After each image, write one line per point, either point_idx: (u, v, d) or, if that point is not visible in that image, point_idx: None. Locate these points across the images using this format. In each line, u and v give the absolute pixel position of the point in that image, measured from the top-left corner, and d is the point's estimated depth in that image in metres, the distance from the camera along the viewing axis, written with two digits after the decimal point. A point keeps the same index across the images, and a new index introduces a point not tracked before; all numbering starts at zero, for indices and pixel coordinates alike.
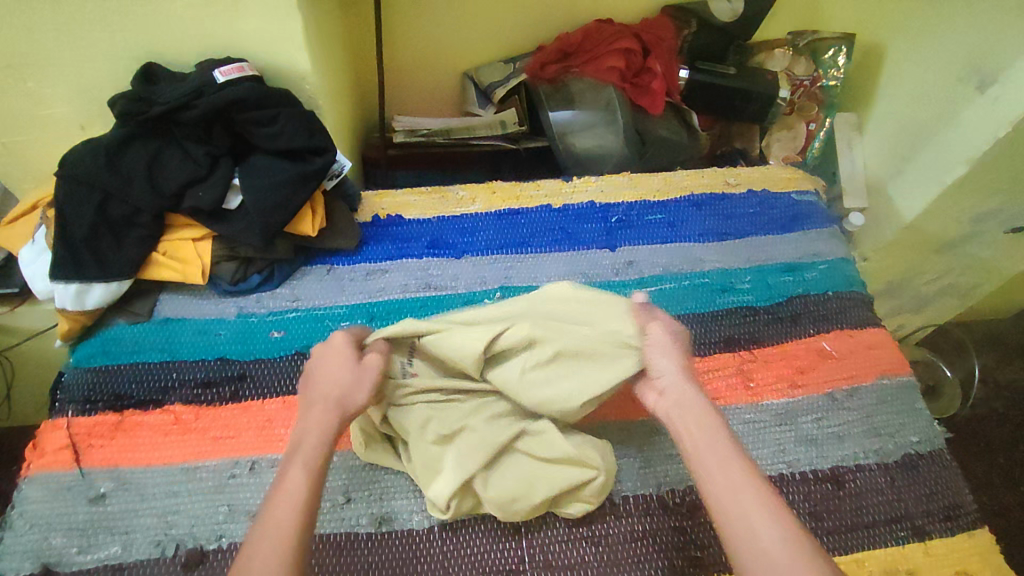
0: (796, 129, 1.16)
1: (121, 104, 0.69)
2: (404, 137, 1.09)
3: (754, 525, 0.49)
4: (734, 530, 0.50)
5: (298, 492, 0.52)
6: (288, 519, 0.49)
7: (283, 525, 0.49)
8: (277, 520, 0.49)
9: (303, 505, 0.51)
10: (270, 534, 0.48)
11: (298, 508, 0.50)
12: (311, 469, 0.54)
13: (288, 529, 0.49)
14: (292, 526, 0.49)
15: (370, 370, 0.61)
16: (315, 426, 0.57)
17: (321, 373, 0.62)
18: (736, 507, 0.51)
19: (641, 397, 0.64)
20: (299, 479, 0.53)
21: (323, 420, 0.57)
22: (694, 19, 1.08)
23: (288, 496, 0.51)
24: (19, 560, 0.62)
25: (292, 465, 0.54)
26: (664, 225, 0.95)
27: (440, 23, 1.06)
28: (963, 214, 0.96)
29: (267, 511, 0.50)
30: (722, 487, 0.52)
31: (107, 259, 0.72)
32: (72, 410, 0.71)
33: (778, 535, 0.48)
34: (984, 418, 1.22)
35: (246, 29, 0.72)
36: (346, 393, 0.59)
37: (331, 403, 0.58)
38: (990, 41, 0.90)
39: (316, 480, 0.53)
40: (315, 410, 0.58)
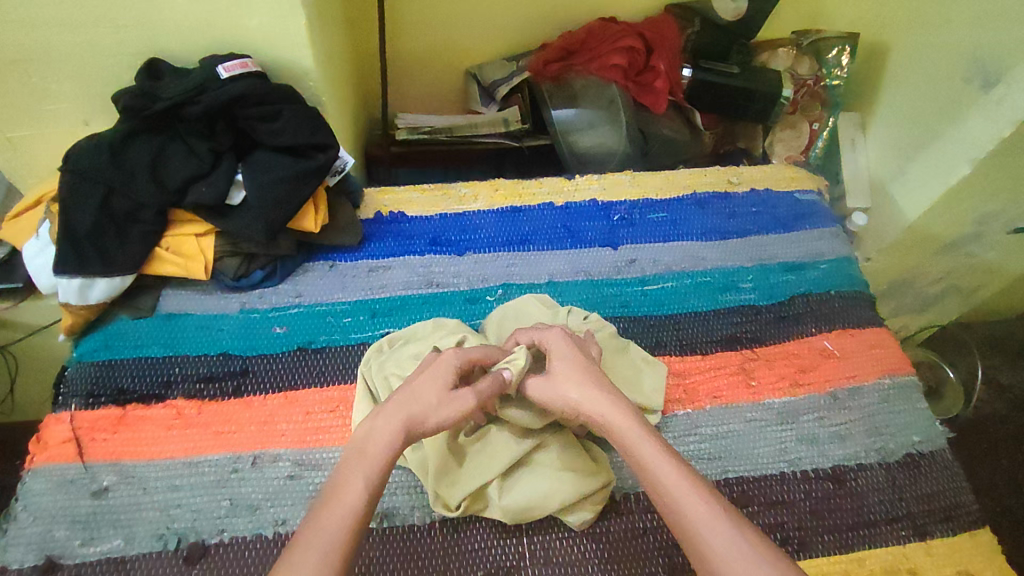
0: (798, 129, 1.16)
1: (122, 99, 0.68)
2: (405, 134, 1.09)
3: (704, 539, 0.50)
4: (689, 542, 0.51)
5: (353, 506, 0.50)
6: (338, 532, 0.48)
7: (331, 538, 0.48)
8: (329, 534, 0.48)
9: (354, 518, 0.50)
10: (315, 545, 0.47)
11: (350, 523, 0.49)
12: (370, 479, 0.52)
13: (337, 543, 0.48)
14: (338, 541, 0.48)
15: (461, 401, 0.60)
16: (382, 436, 0.55)
17: (416, 382, 0.60)
18: (683, 516, 0.52)
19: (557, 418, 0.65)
20: (357, 490, 0.51)
21: (394, 434, 0.56)
22: (697, 18, 1.08)
23: (342, 506, 0.50)
24: (22, 552, 0.62)
25: (352, 477, 0.52)
26: (666, 223, 0.95)
27: (443, 21, 1.06)
28: (966, 214, 0.96)
29: (315, 520, 0.49)
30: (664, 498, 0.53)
31: (110, 253, 0.72)
32: (74, 403, 0.71)
33: (731, 538, 0.49)
34: (986, 419, 1.22)
35: (249, 25, 0.72)
36: (423, 410, 0.58)
37: (405, 414, 0.57)
38: (995, 41, 0.89)
39: (373, 493, 0.52)
40: (390, 414, 0.57)
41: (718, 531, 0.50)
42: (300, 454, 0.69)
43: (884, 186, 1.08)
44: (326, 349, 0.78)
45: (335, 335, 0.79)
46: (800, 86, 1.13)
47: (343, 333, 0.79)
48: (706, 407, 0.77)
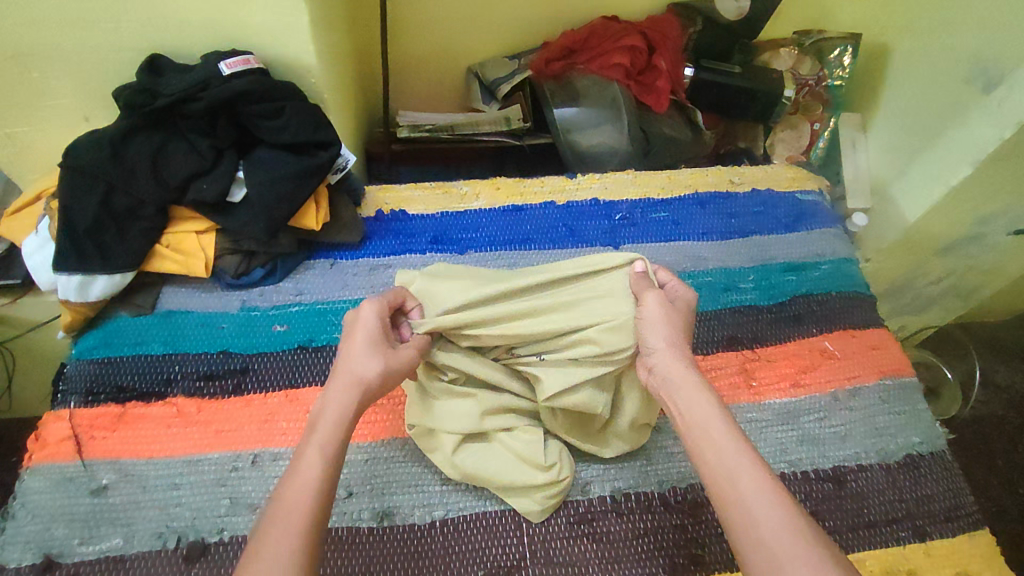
0: (801, 129, 1.17)
1: (126, 95, 0.69)
2: (407, 133, 1.08)
3: (755, 517, 0.46)
4: (731, 516, 0.47)
5: (315, 473, 0.49)
6: (302, 502, 0.47)
7: (297, 507, 0.47)
8: (294, 510, 0.47)
9: (318, 488, 0.48)
10: (282, 515, 0.46)
11: (312, 499, 0.48)
12: (328, 447, 0.51)
13: (304, 514, 0.47)
14: (307, 508, 0.47)
15: (406, 356, 0.59)
16: (334, 404, 0.54)
17: (349, 349, 0.57)
18: (738, 489, 0.48)
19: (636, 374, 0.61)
20: (315, 462, 0.50)
21: (344, 399, 0.54)
22: (698, 17, 1.08)
23: (304, 476, 0.49)
24: (20, 550, 0.62)
25: (308, 448, 0.51)
26: (667, 223, 0.95)
27: (445, 18, 1.06)
28: (966, 216, 0.96)
29: (279, 495, 0.48)
30: (718, 470, 0.50)
31: (110, 250, 0.72)
32: (73, 401, 0.71)
33: (778, 520, 0.46)
34: (984, 420, 1.22)
35: (251, 22, 0.72)
36: (365, 369, 0.55)
37: (350, 380, 0.55)
38: (998, 42, 0.89)
39: (335, 460, 0.51)
40: (334, 386, 0.55)
41: (768, 509, 0.46)
42: None
43: (884, 187, 1.08)
44: (328, 348, 0.77)
45: (336, 334, 0.79)
46: (802, 86, 1.13)
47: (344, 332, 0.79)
48: None
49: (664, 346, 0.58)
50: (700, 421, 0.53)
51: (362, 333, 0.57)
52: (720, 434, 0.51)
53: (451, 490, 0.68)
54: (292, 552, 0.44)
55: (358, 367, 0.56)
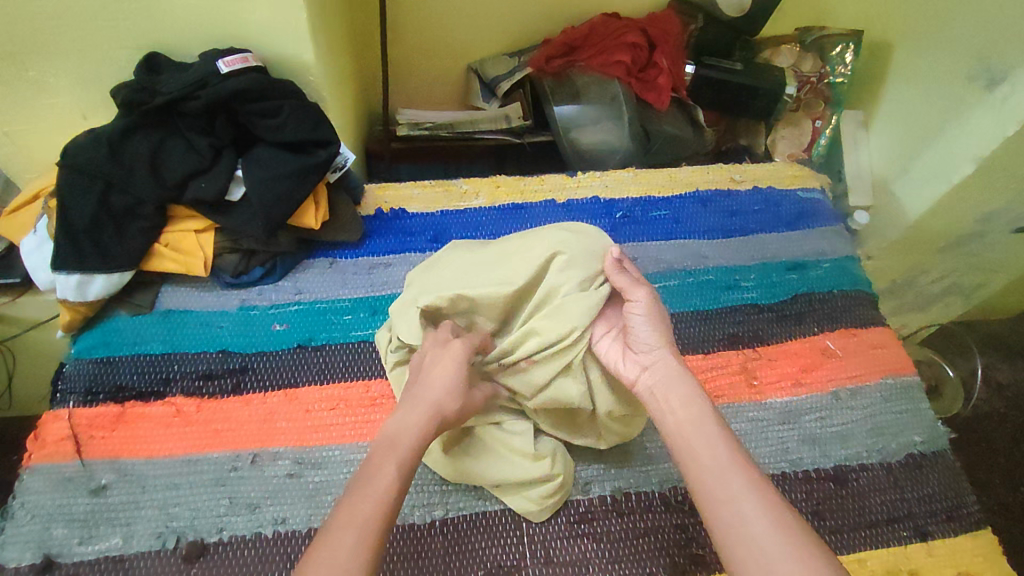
0: (802, 126, 1.16)
1: (123, 93, 0.68)
2: (406, 130, 1.08)
3: (746, 515, 0.48)
4: (722, 516, 0.49)
5: (385, 487, 0.50)
6: (372, 513, 0.48)
7: (366, 516, 0.48)
8: (366, 517, 0.48)
9: (387, 501, 0.50)
10: (351, 521, 0.47)
11: (383, 510, 0.49)
12: (401, 465, 0.53)
13: (374, 522, 0.48)
14: (375, 518, 0.48)
15: (471, 398, 0.61)
16: (409, 425, 0.56)
17: (429, 381, 0.60)
18: (730, 488, 0.50)
19: (620, 374, 0.62)
20: (389, 476, 0.51)
21: (420, 424, 0.56)
22: (700, 14, 1.07)
23: (373, 488, 0.50)
24: (20, 550, 0.62)
25: (385, 462, 0.52)
26: (667, 221, 0.94)
27: (445, 15, 1.06)
28: (968, 214, 0.96)
29: (348, 503, 0.49)
30: (712, 471, 0.51)
31: (109, 249, 0.72)
32: (72, 400, 0.71)
33: (769, 522, 0.48)
34: (986, 418, 1.21)
35: (250, 19, 0.71)
36: (442, 399, 0.58)
37: (427, 410, 0.57)
38: (1000, 39, 0.89)
39: (404, 478, 0.52)
40: (411, 412, 0.57)
41: (761, 513, 0.48)
42: (300, 452, 0.69)
43: (887, 185, 1.07)
44: (327, 347, 0.77)
45: (335, 333, 0.78)
46: (804, 83, 1.12)
47: (344, 331, 0.79)
48: None
49: (659, 349, 0.60)
50: (696, 426, 0.55)
51: (442, 367, 0.60)
52: (715, 441, 0.53)
53: (450, 490, 0.68)
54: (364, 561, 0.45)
55: (437, 400, 0.58)
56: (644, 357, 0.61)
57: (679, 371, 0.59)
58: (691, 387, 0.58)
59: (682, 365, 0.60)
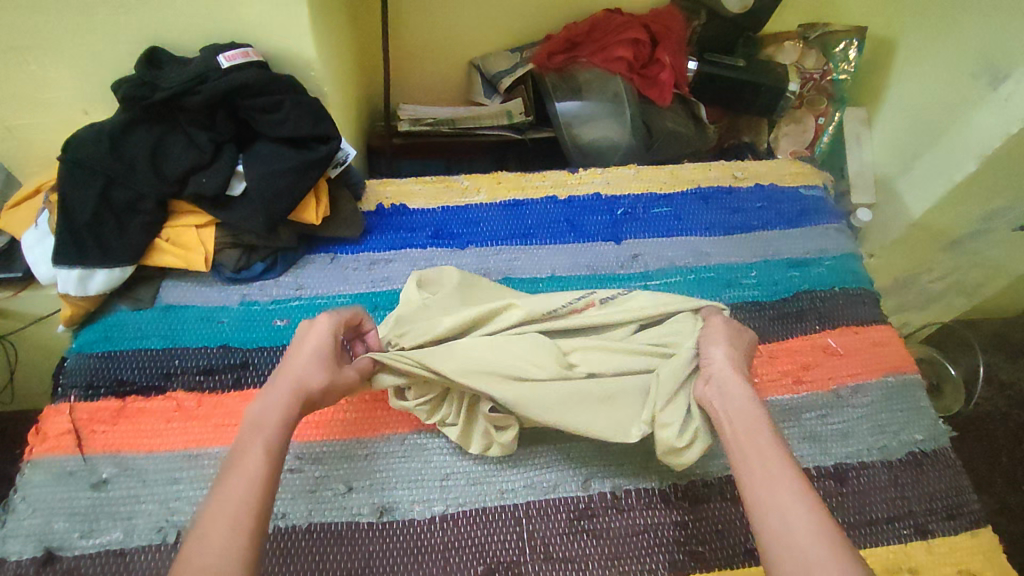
0: (804, 123, 1.15)
1: (123, 89, 0.68)
2: (409, 126, 1.08)
3: (784, 516, 0.49)
4: (767, 522, 0.50)
5: (255, 474, 0.49)
6: (241, 497, 0.47)
7: (237, 504, 0.47)
8: (235, 501, 0.47)
9: (259, 486, 0.48)
10: (224, 509, 0.46)
11: (257, 487, 0.48)
12: (270, 449, 0.51)
13: (244, 510, 0.46)
14: (244, 506, 0.46)
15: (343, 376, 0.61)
16: (273, 406, 0.54)
17: (298, 358, 0.59)
18: (768, 492, 0.51)
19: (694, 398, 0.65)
20: (257, 457, 0.50)
21: (282, 403, 0.55)
22: (704, 10, 1.07)
23: (241, 476, 0.49)
24: (21, 543, 0.62)
25: (252, 446, 0.51)
26: (669, 218, 0.94)
27: (446, 11, 1.05)
28: (971, 212, 0.95)
29: (217, 493, 0.48)
30: (755, 478, 0.53)
31: (109, 244, 0.72)
32: (73, 395, 0.71)
33: (810, 526, 0.48)
34: (988, 417, 1.21)
35: (251, 14, 0.71)
36: (306, 377, 0.58)
37: (289, 391, 0.56)
38: (1004, 36, 0.88)
39: (275, 461, 0.51)
40: (273, 389, 0.56)
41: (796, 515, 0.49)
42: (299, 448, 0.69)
43: (891, 182, 1.07)
44: None
45: None
46: (806, 80, 1.12)
47: None
48: None
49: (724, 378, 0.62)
50: (749, 435, 0.57)
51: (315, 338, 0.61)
52: (769, 455, 0.54)
53: (450, 485, 0.68)
54: (237, 551, 0.44)
55: (304, 374, 0.58)
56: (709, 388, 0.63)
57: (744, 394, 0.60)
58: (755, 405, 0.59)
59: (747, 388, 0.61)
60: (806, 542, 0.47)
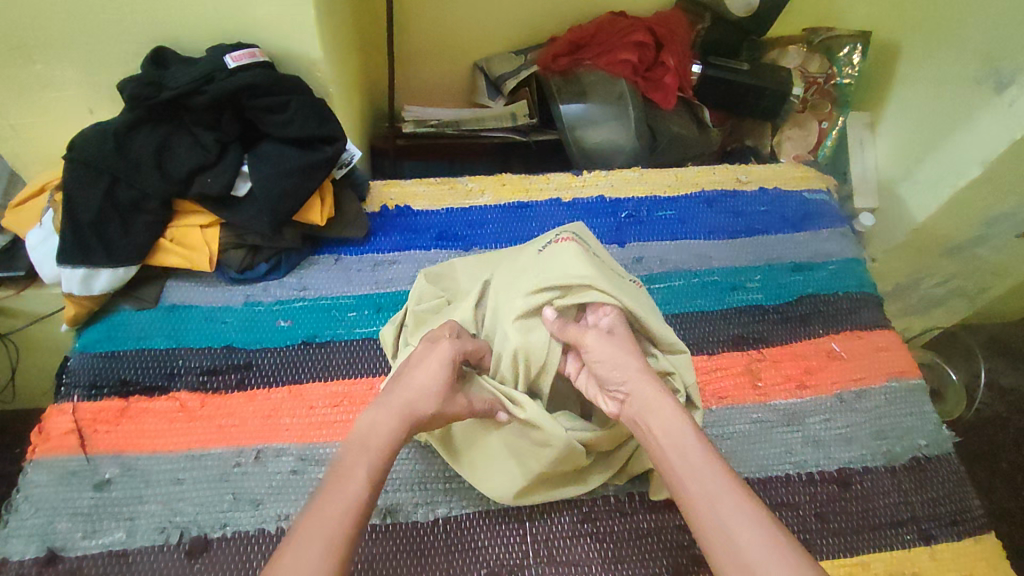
0: (808, 128, 1.15)
1: (128, 87, 0.67)
2: (412, 129, 1.07)
3: (733, 536, 0.47)
4: (716, 550, 0.47)
5: (357, 494, 0.49)
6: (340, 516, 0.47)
7: (336, 522, 0.46)
8: (332, 519, 0.47)
9: (358, 506, 0.48)
10: (319, 528, 0.46)
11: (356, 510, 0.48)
12: (375, 468, 0.51)
13: (342, 531, 0.46)
14: (341, 524, 0.47)
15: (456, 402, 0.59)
16: (383, 426, 0.54)
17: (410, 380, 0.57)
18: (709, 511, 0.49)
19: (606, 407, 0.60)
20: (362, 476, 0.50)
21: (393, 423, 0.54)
22: (708, 13, 1.08)
23: (345, 492, 0.49)
24: (24, 543, 0.62)
25: (357, 462, 0.51)
26: (673, 221, 0.94)
27: (451, 12, 1.05)
28: (975, 217, 0.95)
29: (315, 507, 0.47)
30: (699, 496, 0.50)
31: (114, 243, 0.72)
32: (77, 394, 0.71)
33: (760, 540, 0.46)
34: (988, 422, 1.21)
35: (257, 14, 0.71)
36: (418, 403, 0.56)
37: (405, 412, 0.55)
38: (1008, 43, 0.88)
39: (378, 480, 0.51)
40: (390, 408, 0.55)
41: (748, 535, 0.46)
42: (303, 449, 0.69)
43: (894, 187, 1.07)
44: (331, 343, 0.77)
45: (339, 330, 0.78)
46: (809, 83, 1.12)
47: (348, 327, 0.79)
48: (712, 407, 0.77)
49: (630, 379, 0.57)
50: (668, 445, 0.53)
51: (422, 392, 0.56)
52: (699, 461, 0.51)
53: (454, 488, 0.68)
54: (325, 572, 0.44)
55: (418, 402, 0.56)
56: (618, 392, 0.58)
57: (655, 396, 0.56)
58: (673, 407, 0.55)
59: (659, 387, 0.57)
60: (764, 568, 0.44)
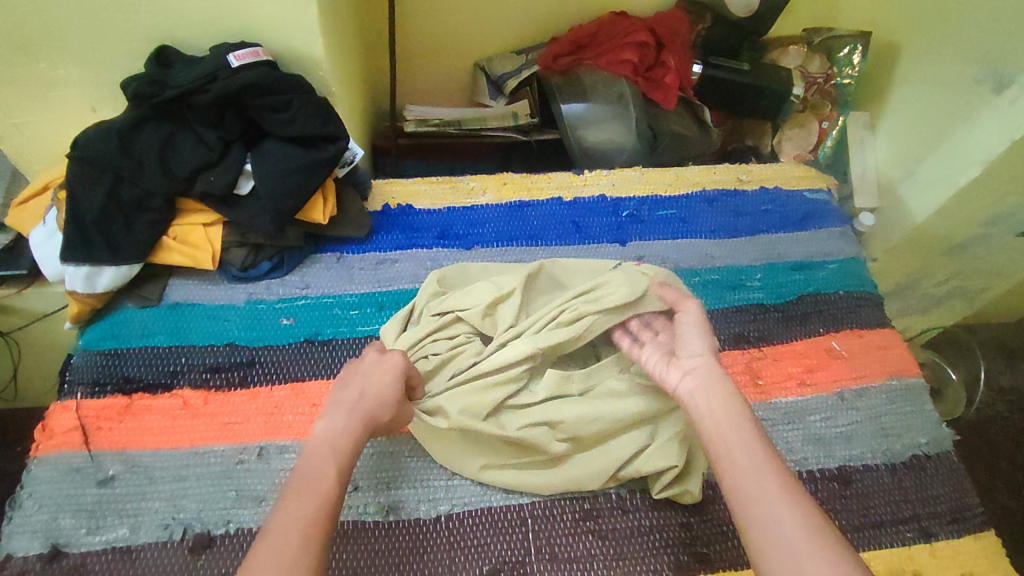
0: (809, 128, 1.15)
1: (132, 87, 0.68)
2: (414, 127, 1.08)
3: (777, 517, 0.48)
4: (752, 520, 0.49)
5: (325, 490, 0.50)
6: (305, 512, 0.48)
7: (307, 520, 0.47)
8: (298, 514, 0.47)
9: (323, 505, 0.49)
10: (293, 525, 0.46)
11: (323, 505, 0.49)
12: (339, 467, 0.52)
13: (308, 525, 0.47)
14: (311, 521, 0.47)
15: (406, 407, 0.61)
16: (340, 424, 0.55)
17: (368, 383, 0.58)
18: (753, 487, 0.50)
19: (663, 378, 0.61)
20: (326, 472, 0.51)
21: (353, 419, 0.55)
22: (709, 13, 1.08)
23: (312, 492, 0.49)
24: (28, 539, 0.62)
25: (322, 458, 0.52)
26: (673, 220, 0.94)
27: (452, 12, 1.06)
28: (974, 217, 0.96)
29: (281, 507, 0.48)
30: (745, 473, 0.51)
31: (118, 242, 0.72)
32: (80, 392, 0.71)
33: (800, 525, 0.47)
34: (988, 421, 1.22)
35: (260, 13, 0.72)
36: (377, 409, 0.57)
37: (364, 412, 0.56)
38: (1008, 43, 0.89)
39: (343, 478, 0.52)
40: (343, 408, 0.56)
41: (790, 519, 0.47)
42: (307, 446, 0.69)
43: (893, 186, 1.07)
44: (333, 340, 0.78)
45: (342, 328, 0.79)
46: (810, 84, 1.12)
47: (350, 326, 0.79)
48: None
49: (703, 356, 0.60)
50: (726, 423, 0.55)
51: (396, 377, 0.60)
52: (750, 445, 0.53)
53: (455, 485, 0.69)
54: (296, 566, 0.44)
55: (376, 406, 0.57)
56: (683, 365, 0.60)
57: (717, 376, 0.59)
58: (732, 393, 0.57)
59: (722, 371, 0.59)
60: (804, 551, 0.45)
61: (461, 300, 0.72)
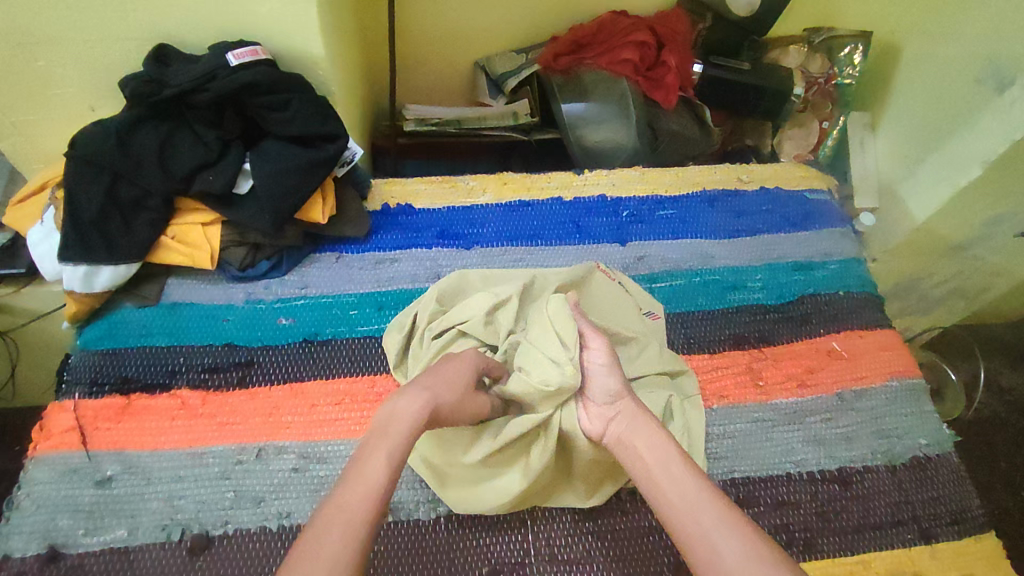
0: (809, 127, 1.16)
1: (130, 85, 0.67)
2: (414, 125, 1.07)
3: (717, 545, 0.48)
4: (699, 555, 0.49)
5: (377, 484, 0.49)
6: (360, 507, 0.47)
7: (357, 508, 0.47)
8: (351, 508, 0.47)
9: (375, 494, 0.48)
10: (339, 518, 0.46)
11: (374, 502, 0.48)
12: (393, 455, 0.51)
13: (360, 520, 0.46)
14: (363, 519, 0.47)
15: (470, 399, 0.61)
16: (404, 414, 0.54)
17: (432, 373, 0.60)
18: (688, 521, 0.50)
19: (587, 429, 0.63)
20: (379, 467, 0.50)
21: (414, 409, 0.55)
22: (709, 13, 1.08)
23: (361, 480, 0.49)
24: (25, 540, 0.62)
25: (375, 452, 0.51)
26: (674, 220, 0.94)
27: (453, 10, 1.05)
28: (975, 217, 0.95)
29: (337, 501, 0.48)
30: (681, 507, 0.52)
31: (116, 241, 0.72)
32: (78, 392, 0.71)
33: (742, 548, 0.48)
34: (987, 421, 1.21)
35: (260, 12, 0.71)
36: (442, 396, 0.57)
37: (425, 396, 0.56)
38: (1010, 43, 0.88)
39: (394, 472, 0.51)
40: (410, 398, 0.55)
41: (732, 544, 0.48)
42: (306, 447, 0.69)
43: (893, 187, 1.07)
44: (333, 341, 0.77)
45: (341, 328, 0.79)
46: (810, 83, 1.12)
47: (349, 326, 0.79)
48: (713, 406, 0.77)
49: (618, 399, 0.61)
50: (654, 465, 0.55)
51: (450, 373, 0.60)
52: (681, 479, 0.53)
53: None
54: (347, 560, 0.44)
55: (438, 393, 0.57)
56: (607, 406, 0.62)
57: (640, 415, 0.60)
58: (657, 430, 0.59)
59: (642, 410, 0.61)
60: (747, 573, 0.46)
61: (459, 313, 0.72)
